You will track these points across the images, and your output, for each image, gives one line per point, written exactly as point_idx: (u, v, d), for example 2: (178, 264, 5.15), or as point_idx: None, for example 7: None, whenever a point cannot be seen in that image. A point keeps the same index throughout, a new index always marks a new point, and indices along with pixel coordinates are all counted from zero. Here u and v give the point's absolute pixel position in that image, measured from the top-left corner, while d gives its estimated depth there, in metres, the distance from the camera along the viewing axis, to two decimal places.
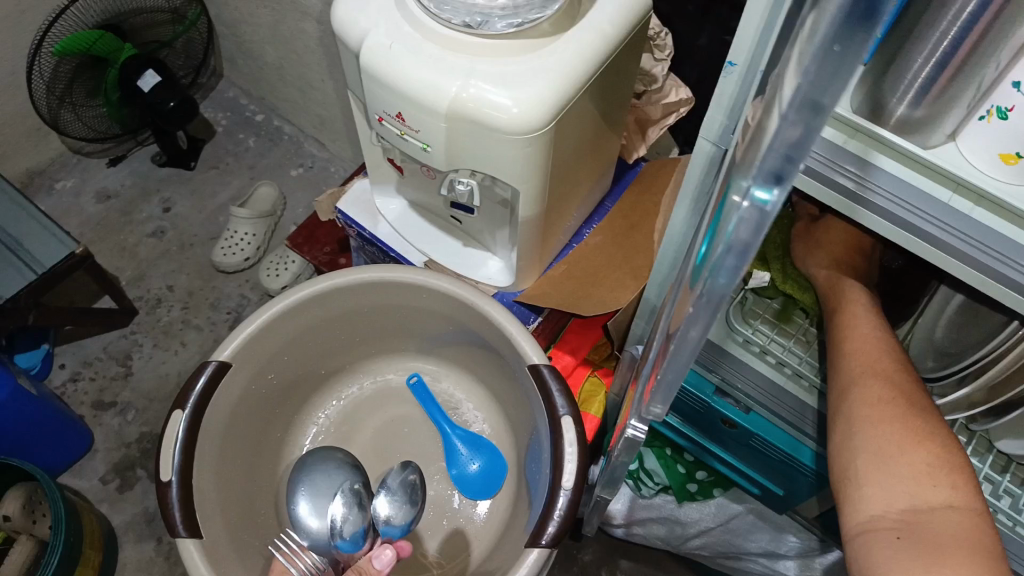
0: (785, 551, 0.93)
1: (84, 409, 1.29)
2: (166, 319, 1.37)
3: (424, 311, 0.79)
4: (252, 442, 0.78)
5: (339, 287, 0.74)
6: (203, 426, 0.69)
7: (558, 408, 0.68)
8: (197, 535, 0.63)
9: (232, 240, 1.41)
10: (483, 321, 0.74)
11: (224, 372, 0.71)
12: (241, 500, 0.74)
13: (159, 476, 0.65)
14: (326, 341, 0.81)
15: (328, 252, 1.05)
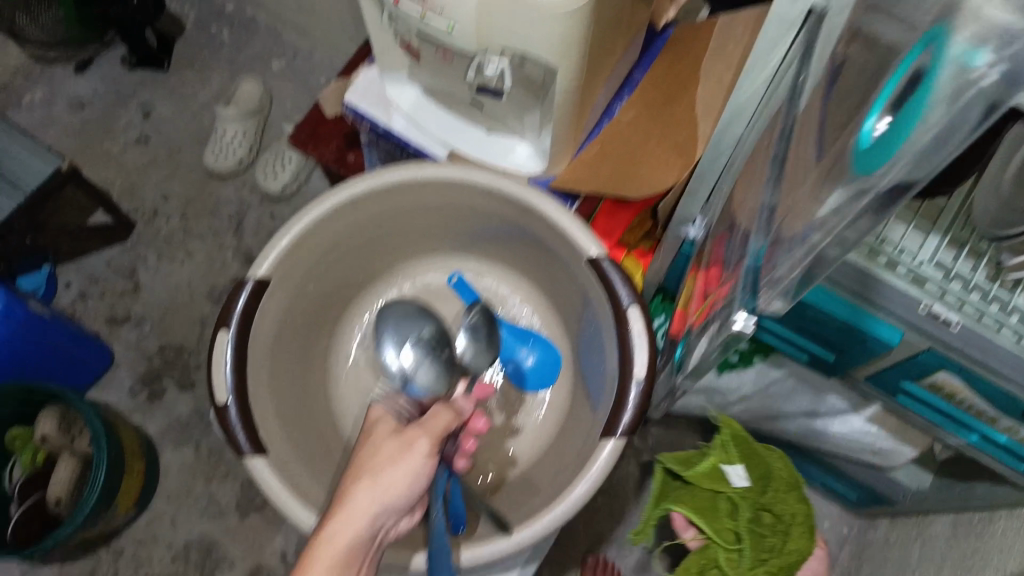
0: (825, 409, 0.94)
1: (99, 326, 1.26)
2: (166, 230, 1.32)
3: (464, 208, 0.74)
4: (298, 355, 0.75)
5: (370, 192, 0.69)
6: (250, 345, 0.67)
7: (622, 299, 0.66)
8: (262, 452, 0.62)
9: (221, 141, 1.32)
10: (528, 217, 0.70)
11: (263, 290, 0.67)
12: (299, 412, 0.73)
13: (214, 399, 0.64)
14: (360, 248, 0.77)
15: (335, 149, 0.97)
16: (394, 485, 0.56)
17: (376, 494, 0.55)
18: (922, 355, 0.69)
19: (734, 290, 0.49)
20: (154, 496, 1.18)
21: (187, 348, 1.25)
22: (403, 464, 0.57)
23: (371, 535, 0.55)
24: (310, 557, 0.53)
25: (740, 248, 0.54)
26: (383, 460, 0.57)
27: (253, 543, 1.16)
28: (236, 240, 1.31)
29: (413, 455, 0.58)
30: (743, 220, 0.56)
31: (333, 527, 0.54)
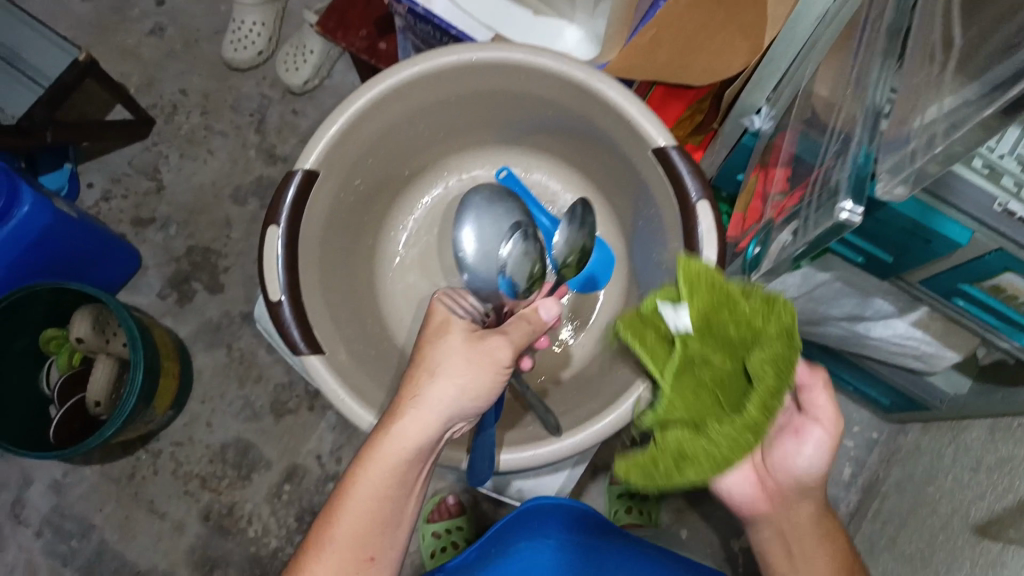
0: (869, 314, 0.90)
1: (125, 227, 1.25)
2: (187, 127, 1.28)
3: (518, 97, 0.70)
4: (346, 253, 0.73)
5: (422, 76, 0.65)
6: (301, 241, 0.65)
7: (692, 193, 0.62)
8: (319, 352, 0.62)
9: (239, 31, 1.26)
10: (589, 104, 0.66)
11: (313, 182, 0.64)
12: (350, 310, 0.71)
13: (267, 296, 0.63)
14: (407, 139, 0.73)
15: (365, 37, 0.91)
16: (473, 387, 0.56)
17: (451, 394, 0.56)
18: (988, 257, 0.66)
19: (834, 183, 0.49)
20: (189, 398, 1.19)
21: (214, 250, 1.24)
22: (482, 365, 0.57)
23: (442, 430, 0.57)
24: (379, 444, 0.55)
25: (842, 144, 0.52)
26: (460, 359, 0.57)
27: (289, 445, 1.18)
28: (259, 138, 1.26)
29: (492, 365, 0.57)
30: (852, 117, 0.53)
31: (404, 420, 0.55)
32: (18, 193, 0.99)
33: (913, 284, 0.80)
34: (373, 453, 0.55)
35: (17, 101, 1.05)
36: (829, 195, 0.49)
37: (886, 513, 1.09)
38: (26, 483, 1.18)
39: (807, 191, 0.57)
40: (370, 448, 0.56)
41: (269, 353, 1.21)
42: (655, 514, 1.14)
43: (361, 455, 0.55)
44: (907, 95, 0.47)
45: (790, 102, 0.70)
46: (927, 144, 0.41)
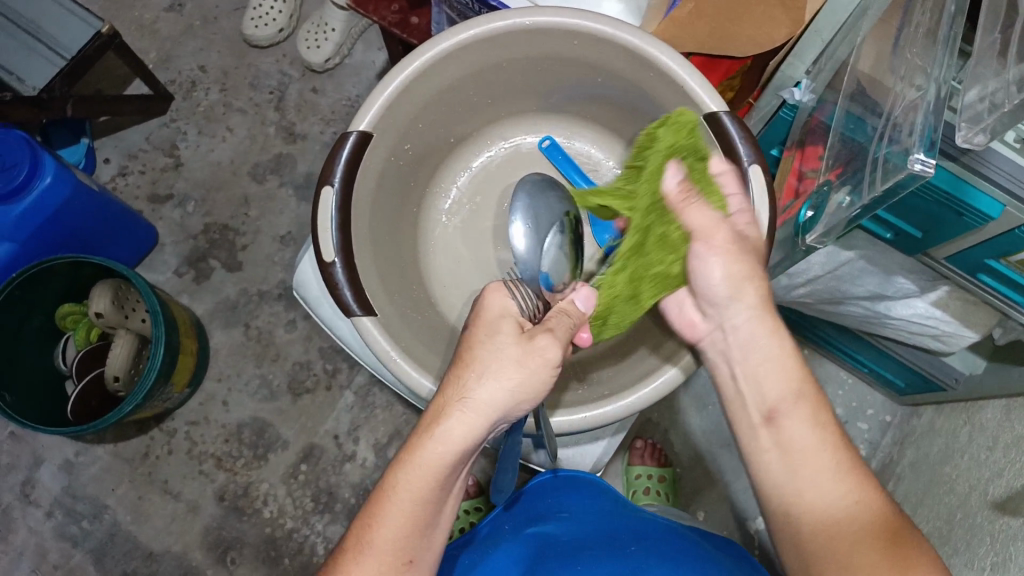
0: (892, 293, 0.90)
1: (141, 204, 1.24)
2: (206, 103, 1.29)
3: (566, 63, 0.71)
4: (391, 218, 0.75)
5: (477, 40, 0.66)
6: (353, 203, 0.66)
7: (743, 158, 0.63)
8: (370, 313, 0.64)
9: (260, 8, 1.28)
10: (641, 69, 0.67)
11: (366, 144, 0.66)
12: (395, 273, 0.74)
13: (320, 257, 0.64)
14: (453, 105, 0.74)
15: (397, 11, 0.91)
16: (525, 390, 0.49)
17: (501, 397, 0.49)
18: (1017, 232, 0.65)
19: (903, 146, 0.51)
20: (206, 377, 1.18)
21: (232, 227, 1.24)
22: (535, 368, 0.49)
23: (487, 434, 0.50)
24: (422, 443, 0.49)
25: (902, 114, 0.55)
26: (509, 359, 0.49)
27: (306, 425, 1.17)
28: (278, 116, 1.28)
29: (544, 367, 0.49)
30: (915, 85, 0.55)
31: (453, 421, 0.48)
32: (41, 165, 0.97)
33: (939, 260, 0.81)
34: (414, 454, 0.49)
35: (36, 73, 1.03)
36: (898, 157, 0.52)
37: (901, 494, 1.10)
38: (37, 462, 1.16)
39: (861, 153, 0.62)
40: (413, 447, 0.49)
41: (287, 332, 1.20)
42: (675, 498, 1.13)
43: (402, 458, 0.49)
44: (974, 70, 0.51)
45: (834, 74, 0.71)
46: (1014, 93, 0.45)
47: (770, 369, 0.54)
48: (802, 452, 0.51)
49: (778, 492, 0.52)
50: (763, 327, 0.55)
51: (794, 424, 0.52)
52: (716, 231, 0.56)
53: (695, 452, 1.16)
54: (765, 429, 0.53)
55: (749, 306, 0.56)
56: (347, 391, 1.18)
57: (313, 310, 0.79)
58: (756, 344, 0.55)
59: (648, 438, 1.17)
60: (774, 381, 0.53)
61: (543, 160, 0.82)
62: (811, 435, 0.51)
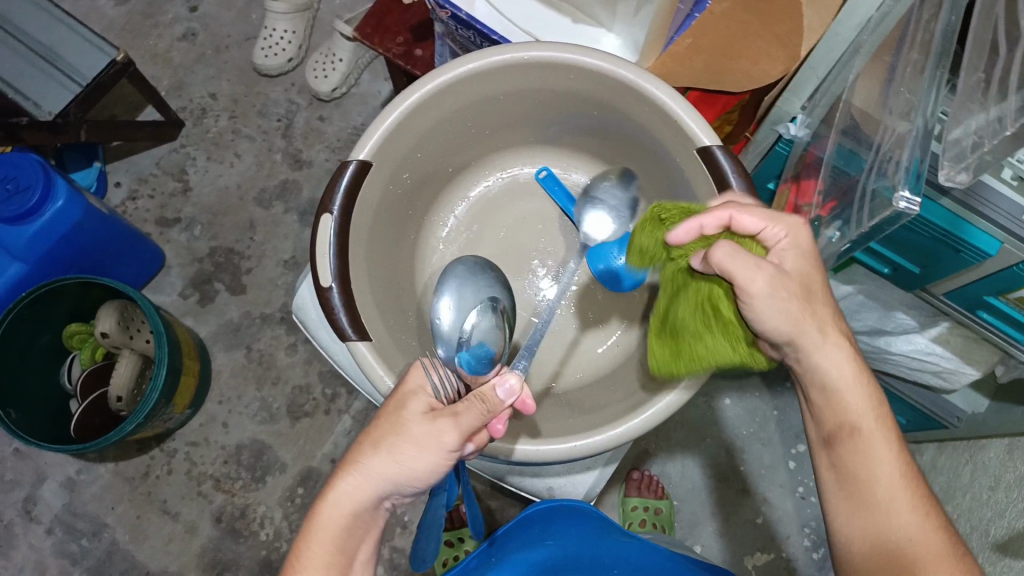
0: (892, 328, 0.90)
1: (150, 226, 1.26)
2: (215, 129, 1.31)
3: (563, 96, 0.72)
4: (390, 245, 0.76)
5: (475, 73, 0.68)
6: (352, 228, 0.67)
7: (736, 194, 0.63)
8: (365, 338, 0.64)
9: (270, 39, 1.31)
10: (636, 103, 0.68)
11: (365, 172, 0.67)
12: (391, 298, 0.74)
13: (318, 282, 0.65)
14: (454, 136, 0.76)
15: (402, 44, 0.94)
16: (416, 468, 0.51)
17: (391, 470, 0.51)
18: (1017, 268, 0.65)
19: (893, 180, 0.52)
20: (206, 400, 1.19)
21: (237, 250, 1.25)
22: (428, 448, 0.51)
23: (379, 504, 0.52)
24: (318, 508, 0.51)
25: (891, 148, 0.56)
26: (407, 436, 0.51)
27: (304, 449, 1.17)
28: (285, 143, 1.30)
29: (436, 451, 0.51)
30: (903, 119, 0.55)
31: (345, 487, 0.51)
32: (53, 188, 0.99)
33: (938, 296, 0.80)
34: (314, 517, 0.51)
35: (52, 97, 1.05)
36: (885, 192, 0.53)
37: None
38: (38, 481, 1.16)
39: (854, 182, 0.62)
40: (313, 517, 0.51)
41: (287, 355, 1.21)
42: (673, 531, 1.12)
43: (304, 527, 0.51)
44: (960, 106, 0.52)
45: (829, 109, 0.71)
46: (996, 131, 0.46)
47: (847, 399, 0.52)
48: (876, 475, 0.50)
49: (845, 503, 0.51)
50: (849, 372, 0.52)
51: (856, 452, 0.51)
52: (781, 277, 0.51)
53: (694, 484, 1.16)
54: (826, 453, 0.53)
55: (834, 343, 0.52)
56: (345, 415, 1.18)
57: (311, 333, 0.79)
58: (841, 379, 0.52)
59: (645, 470, 1.16)
60: (853, 408, 0.52)
61: (539, 190, 0.83)
62: (886, 454, 0.51)
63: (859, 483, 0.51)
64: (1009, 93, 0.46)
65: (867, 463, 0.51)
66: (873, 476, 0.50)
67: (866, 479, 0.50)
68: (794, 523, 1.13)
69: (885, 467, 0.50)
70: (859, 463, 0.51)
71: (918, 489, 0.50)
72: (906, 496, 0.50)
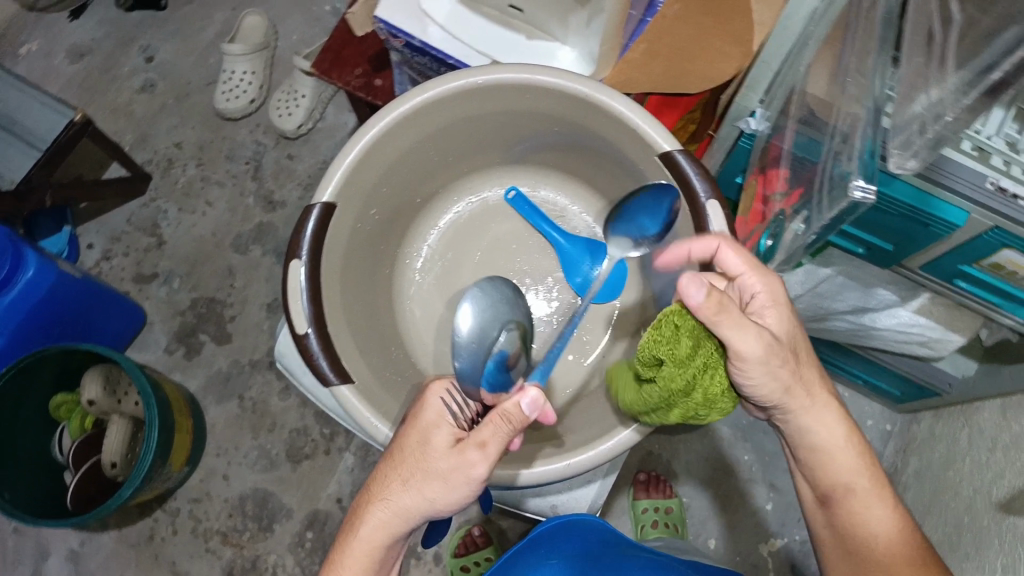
0: (874, 305, 0.90)
1: (127, 284, 1.26)
2: (184, 179, 1.31)
3: (520, 115, 0.73)
4: (365, 280, 0.76)
5: (428, 103, 0.67)
6: (323, 270, 0.67)
7: (700, 194, 0.64)
8: (348, 380, 0.64)
9: (230, 81, 1.31)
10: (594, 116, 0.68)
11: (330, 214, 0.67)
12: (372, 336, 0.74)
13: (294, 329, 0.65)
14: (417, 166, 0.76)
15: (361, 75, 0.95)
16: (444, 503, 0.54)
17: (422, 505, 0.55)
18: (987, 236, 0.66)
19: (851, 170, 0.52)
20: (204, 453, 1.18)
21: (219, 299, 1.24)
22: (456, 484, 0.54)
23: (410, 530, 0.57)
24: (354, 535, 0.56)
25: (845, 136, 0.56)
26: (436, 473, 0.54)
27: (308, 492, 1.16)
28: (256, 185, 1.30)
29: (463, 482, 0.54)
30: (857, 105, 0.56)
31: (375, 521, 0.56)
32: (23, 259, 0.98)
33: (914, 270, 0.81)
34: (346, 548, 0.56)
35: (13, 166, 1.05)
36: (842, 179, 0.53)
37: (908, 503, 1.09)
38: (42, 553, 1.14)
39: (815, 172, 0.62)
40: (341, 549, 0.57)
41: (281, 399, 1.20)
42: (684, 530, 1.12)
43: (336, 549, 0.57)
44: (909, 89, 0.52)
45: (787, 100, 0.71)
46: (942, 115, 0.47)
47: (839, 447, 0.60)
48: (858, 510, 0.59)
49: (835, 535, 0.60)
50: (839, 432, 0.60)
51: (855, 507, 0.59)
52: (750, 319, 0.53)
53: (701, 481, 1.16)
54: (822, 508, 0.61)
55: (806, 401, 0.59)
56: (346, 453, 1.17)
57: (297, 381, 0.79)
58: (829, 436, 0.60)
59: (651, 471, 1.17)
60: (842, 456, 0.60)
61: (511, 211, 0.84)
62: (871, 493, 0.59)
63: (844, 521, 0.59)
64: (953, 74, 0.47)
65: (858, 499, 0.59)
66: (863, 512, 0.58)
67: (848, 514, 0.59)
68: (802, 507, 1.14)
69: (873, 504, 0.59)
70: (850, 504, 0.59)
71: (899, 525, 0.58)
72: (891, 523, 0.58)
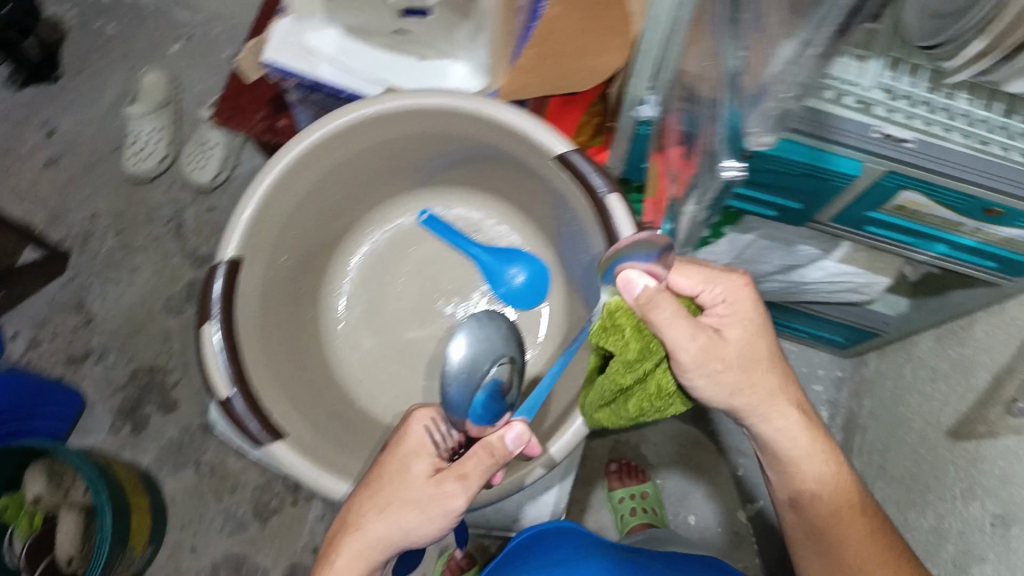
0: (799, 261, 0.93)
1: (60, 369, 1.22)
2: (103, 251, 1.27)
3: (415, 140, 0.73)
4: (287, 328, 0.75)
5: (319, 144, 0.67)
6: (238, 329, 0.66)
7: (599, 188, 0.64)
8: (280, 437, 0.63)
9: (137, 142, 1.28)
10: (487, 131, 0.69)
11: (236, 271, 0.66)
12: (303, 386, 0.73)
13: (216, 395, 0.64)
14: (323, 206, 0.76)
15: (263, 118, 0.93)
16: (420, 533, 0.54)
17: (394, 535, 0.54)
18: (885, 180, 0.70)
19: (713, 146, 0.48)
20: (169, 526, 1.15)
21: (159, 366, 1.21)
22: (433, 511, 0.55)
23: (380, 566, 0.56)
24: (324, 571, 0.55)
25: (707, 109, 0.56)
26: (416, 501, 0.55)
27: (282, 546, 1.14)
28: (180, 245, 1.27)
29: (439, 508, 0.54)
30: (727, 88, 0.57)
31: (348, 554, 0.55)
32: None
33: (827, 224, 0.84)
34: None
35: None
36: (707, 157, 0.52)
37: (870, 445, 1.12)
38: None
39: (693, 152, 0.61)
40: None
41: (240, 457, 1.18)
42: (662, 512, 1.13)
43: None
44: None
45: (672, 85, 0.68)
46: None
47: (810, 457, 0.61)
48: (832, 513, 0.61)
49: (806, 534, 0.63)
50: (806, 438, 0.61)
51: (824, 514, 0.61)
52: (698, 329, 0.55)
53: (670, 461, 1.18)
54: (792, 505, 0.63)
55: (771, 415, 0.60)
56: (315, 499, 1.16)
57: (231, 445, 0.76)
58: (800, 444, 0.61)
59: (622, 459, 1.17)
60: (813, 463, 0.61)
61: (425, 233, 0.84)
62: (841, 497, 0.61)
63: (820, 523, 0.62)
64: None
65: (833, 503, 0.61)
66: (838, 518, 0.61)
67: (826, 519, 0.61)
68: None
69: (849, 507, 0.61)
70: (824, 509, 0.61)
71: (869, 521, 0.61)
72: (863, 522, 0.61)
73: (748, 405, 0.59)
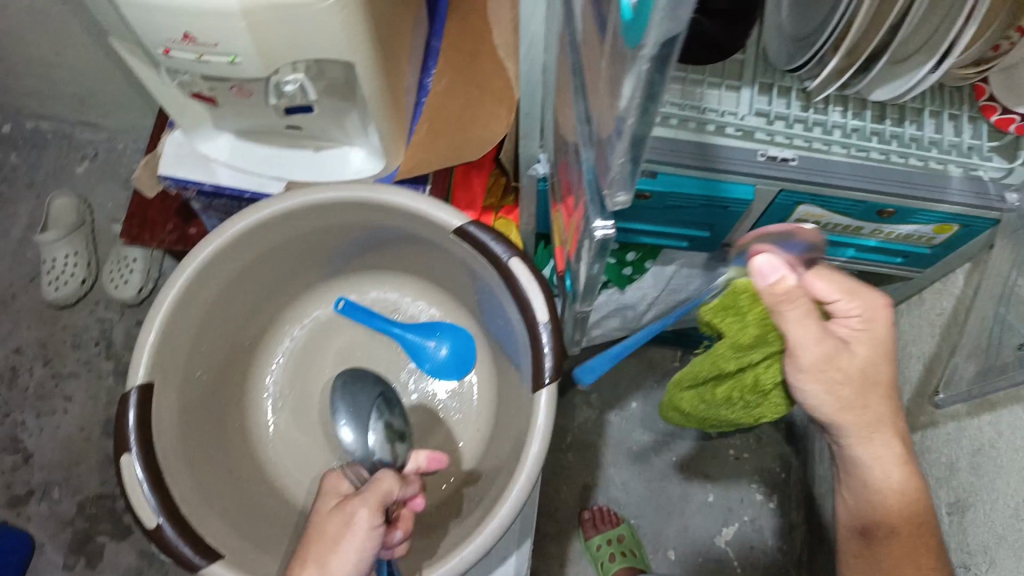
0: None
1: (3, 513, 1.17)
2: (34, 384, 1.24)
3: (317, 233, 0.73)
4: (214, 442, 0.74)
5: (219, 253, 0.67)
6: (158, 455, 0.64)
7: (501, 255, 0.65)
8: (216, 557, 0.61)
9: (54, 270, 1.25)
10: (385, 215, 0.70)
11: (149, 395, 0.65)
12: (238, 499, 0.71)
13: (144, 526, 0.61)
14: (234, 312, 0.75)
15: (173, 229, 0.93)
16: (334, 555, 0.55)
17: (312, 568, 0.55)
18: (779, 200, 0.73)
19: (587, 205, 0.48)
20: None
21: (106, 493, 1.17)
22: (343, 530, 0.56)
23: None
24: None
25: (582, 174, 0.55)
26: (328, 530, 0.57)
27: None
28: (112, 363, 1.24)
29: (347, 526, 0.56)
30: None
31: None
32: None
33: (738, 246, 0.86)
34: None
35: None
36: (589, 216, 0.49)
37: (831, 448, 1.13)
38: None
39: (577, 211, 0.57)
40: None
41: None
42: (640, 552, 1.12)
43: None
44: None
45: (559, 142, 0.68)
46: None
47: (891, 477, 0.60)
48: (894, 532, 0.61)
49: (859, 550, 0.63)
50: (895, 466, 0.60)
51: (894, 547, 0.61)
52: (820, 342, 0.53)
53: (640, 499, 1.17)
54: (857, 525, 0.63)
55: (860, 436, 0.59)
56: None
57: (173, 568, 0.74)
58: (886, 462, 0.60)
59: (594, 505, 1.15)
60: (891, 485, 0.60)
61: (343, 321, 0.83)
62: (911, 525, 0.61)
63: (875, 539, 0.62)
64: None
65: (901, 524, 0.61)
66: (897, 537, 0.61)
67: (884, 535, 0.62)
68: (739, 488, 1.17)
69: (917, 530, 0.61)
70: (891, 530, 0.61)
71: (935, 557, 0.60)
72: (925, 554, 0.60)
73: (853, 423, 0.58)
